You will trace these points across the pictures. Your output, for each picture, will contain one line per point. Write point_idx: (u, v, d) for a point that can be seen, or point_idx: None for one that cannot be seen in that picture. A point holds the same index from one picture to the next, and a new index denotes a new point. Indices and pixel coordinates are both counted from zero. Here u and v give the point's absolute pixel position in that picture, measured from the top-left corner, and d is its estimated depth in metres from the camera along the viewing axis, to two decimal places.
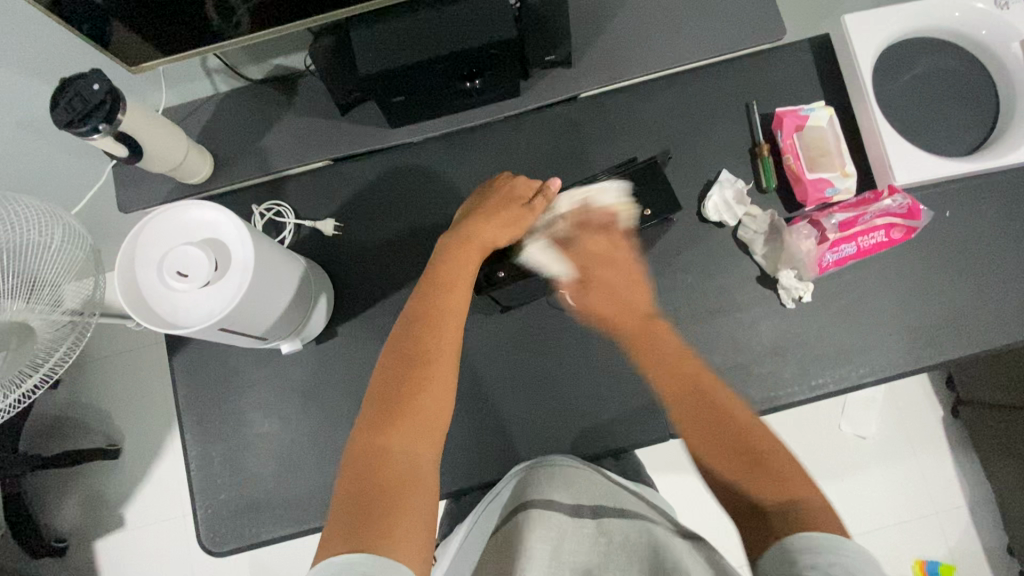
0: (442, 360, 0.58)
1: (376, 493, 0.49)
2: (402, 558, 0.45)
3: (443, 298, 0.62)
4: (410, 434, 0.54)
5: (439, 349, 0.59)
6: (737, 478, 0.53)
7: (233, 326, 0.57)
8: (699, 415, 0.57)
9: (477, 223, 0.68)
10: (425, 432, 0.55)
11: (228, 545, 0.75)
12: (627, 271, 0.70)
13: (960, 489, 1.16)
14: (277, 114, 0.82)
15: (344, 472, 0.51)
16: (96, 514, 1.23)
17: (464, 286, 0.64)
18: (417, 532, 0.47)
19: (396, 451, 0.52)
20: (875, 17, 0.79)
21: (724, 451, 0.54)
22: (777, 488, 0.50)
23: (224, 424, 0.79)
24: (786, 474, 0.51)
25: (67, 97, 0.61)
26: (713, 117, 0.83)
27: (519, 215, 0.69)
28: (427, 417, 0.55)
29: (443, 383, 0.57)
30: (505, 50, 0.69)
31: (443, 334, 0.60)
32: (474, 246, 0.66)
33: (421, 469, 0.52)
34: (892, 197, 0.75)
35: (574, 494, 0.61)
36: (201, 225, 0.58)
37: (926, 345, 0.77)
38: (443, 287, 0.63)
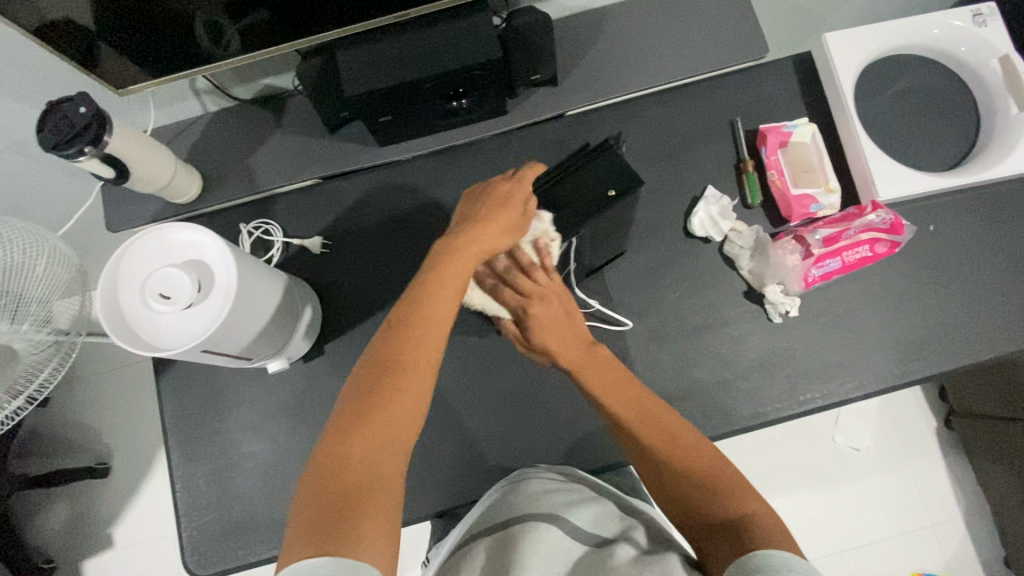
0: (420, 368, 0.55)
1: (336, 500, 0.47)
2: (365, 556, 0.44)
3: (428, 303, 0.58)
4: (376, 444, 0.51)
5: (419, 355, 0.55)
6: (694, 492, 0.52)
7: (216, 348, 0.57)
8: (659, 435, 0.57)
9: (480, 232, 0.64)
10: (395, 442, 0.52)
11: (213, 567, 0.74)
12: (563, 314, 0.68)
13: (956, 500, 1.16)
14: (266, 133, 0.83)
15: (307, 476, 0.49)
16: (85, 532, 1.22)
17: (455, 288, 0.60)
18: (381, 536, 0.46)
19: (359, 456, 0.50)
20: (857, 35, 0.80)
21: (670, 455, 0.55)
22: (706, 503, 0.51)
23: (209, 445, 0.78)
24: (725, 481, 0.52)
25: (54, 121, 0.61)
26: (699, 133, 0.84)
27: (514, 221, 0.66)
28: (397, 428, 0.52)
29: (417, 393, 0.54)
30: (490, 70, 0.70)
31: (427, 341, 0.56)
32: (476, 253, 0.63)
33: (389, 481, 0.50)
34: (876, 212, 0.75)
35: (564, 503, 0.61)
36: (185, 244, 0.58)
37: (913, 358, 0.77)
38: (433, 292, 0.58)
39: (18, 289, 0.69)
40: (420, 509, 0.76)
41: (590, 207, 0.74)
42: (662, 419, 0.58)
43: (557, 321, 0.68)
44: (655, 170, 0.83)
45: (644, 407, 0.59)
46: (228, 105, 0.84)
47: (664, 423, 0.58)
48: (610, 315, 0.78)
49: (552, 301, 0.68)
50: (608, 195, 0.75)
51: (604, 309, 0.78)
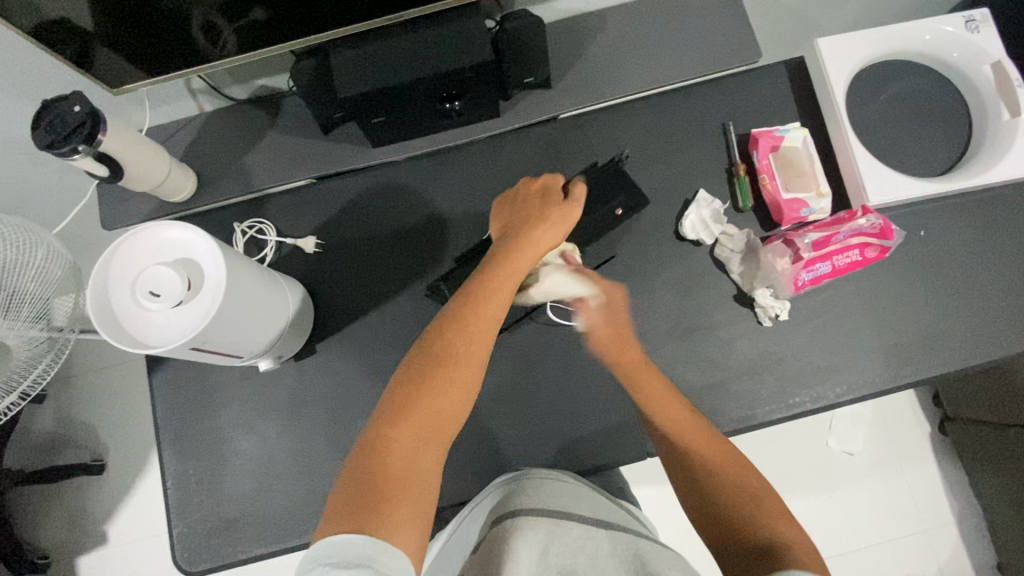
0: (466, 362, 0.56)
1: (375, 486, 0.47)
2: (400, 544, 0.45)
3: (481, 302, 0.59)
4: (418, 436, 0.52)
5: (468, 352, 0.56)
6: (742, 510, 0.54)
7: (204, 345, 0.58)
8: (712, 447, 0.59)
9: (534, 232, 0.66)
10: (438, 436, 0.53)
11: (203, 564, 0.75)
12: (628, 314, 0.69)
13: (949, 506, 1.16)
14: (260, 133, 0.83)
15: (349, 463, 0.50)
16: (79, 529, 1.23)
17: (511, 284, 0.61)
18: (415, 521, 0.47)
19: (403, 446, 0.51)
20: (848, 40, 0.80)
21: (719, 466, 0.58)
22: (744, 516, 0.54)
23: (201, 442, 0.79)
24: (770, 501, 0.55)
25: (49, 120, 0.62)
26: (691, 136, 0.84)
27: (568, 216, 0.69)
28: (442, 421, 0.53)
29: (461, 384, 0.55)
30: (482, 72, 0.71)
31: (476, 339, 0.57)
32: (535, 248, 0.65)
33: (426, 471, 0.51)
34: (867, 217, 0.76)
35: (559, 500, 0.61)
36: (176, 242, 0.58)
37: (903, 363, 0.77)
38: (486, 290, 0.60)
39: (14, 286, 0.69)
40: None
41: (599, 226, 0.80)
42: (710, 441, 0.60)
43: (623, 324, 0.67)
44: (647, 173, 0.83)
45: (683, 426, 0.60)
46: (223, 105, 0.85)
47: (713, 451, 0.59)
48: None
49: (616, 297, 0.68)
50: (615, 212, 0.81)
51: None
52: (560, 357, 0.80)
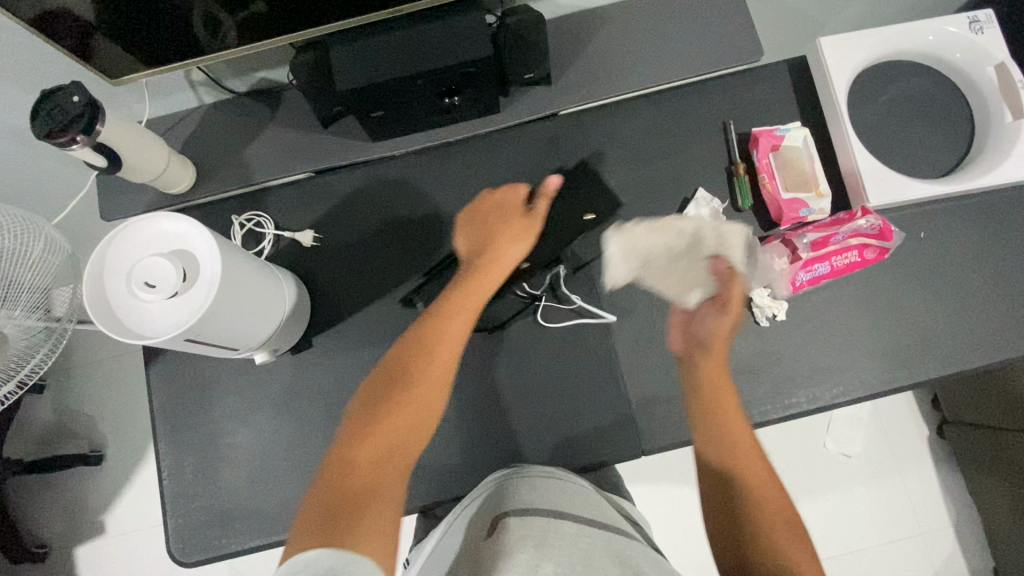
0: (432, 380, 0.59)
1: (341, 502, 0.47)
2: (365, 552, 0.43)
3: (443, 324, 0.63)
4: (381, 453, 0.52)
5: (426, 373, 0.59)
6: (779, 540, 0.53)
7: (200, 337, 0.58)
8: (768, 483, 0.58)
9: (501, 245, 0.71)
10: (401, 453, 0.53)
11: (198, 555, 0.75)
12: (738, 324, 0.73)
13: (946, 509, 1.15)
14: (260, 126, 0.83)
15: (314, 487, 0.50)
16: (77, 520, 1.23)
17: (471, 307, 0.66)
18: (382, 537, 0.46)
19: (365, 462, 0.51)
20: (851, 40, 0.80)
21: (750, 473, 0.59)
22: (758, 521, 0.55)
23: (197, 434, 0.79)
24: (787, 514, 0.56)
25: (48, 110, 0.62)
26: (691, 135, 0.84)
27: (528, 225, 0.73)
28: (403, 437, 0.54)
29: (425, 405, 0.57)
30: (482, 67, 0.71)
31: (437, 358, 0.61)
32: (502, 264, 0.70)
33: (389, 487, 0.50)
34: (865, 218, 0.75)
35: (553, 503, 0.60)
36: (173, 233, 0.58)
37: (901, 365, 0.77)
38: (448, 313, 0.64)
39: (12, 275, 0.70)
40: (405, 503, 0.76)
41: (568, 233, 0.82)
42: (749, 450, 0.61)
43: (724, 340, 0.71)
44: (647, 171, 0.83)
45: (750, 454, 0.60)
46: (223, 98, 0.85)
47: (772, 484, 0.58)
48: (592, 310, 0.79)
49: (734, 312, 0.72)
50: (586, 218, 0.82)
51: (587, 306, 0.80)
52: (557, 354, 0.80)
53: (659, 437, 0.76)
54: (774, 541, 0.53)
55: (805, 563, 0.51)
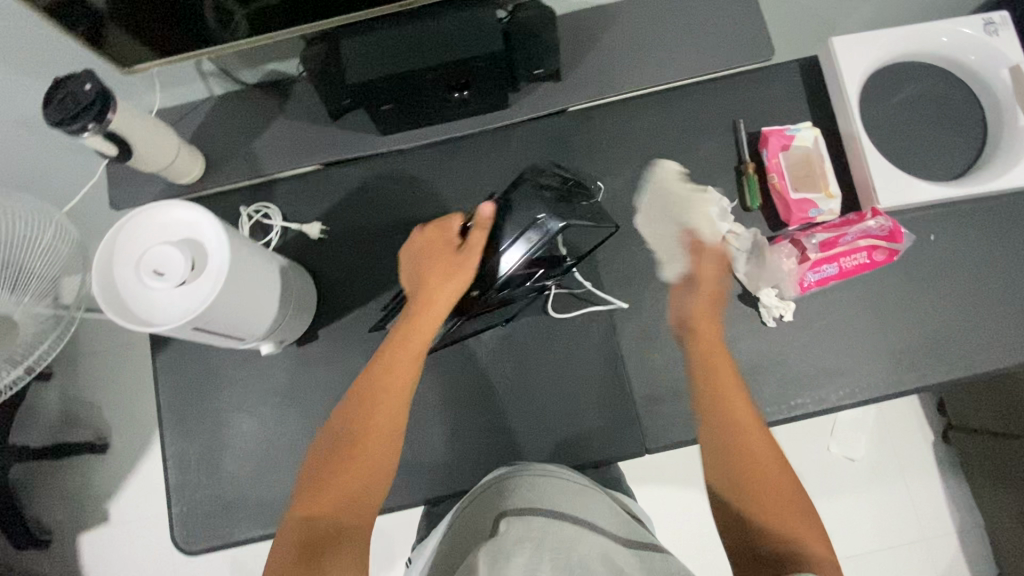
0: (380, 437, 0.61)
1: (309, 540, 0.54)
2: None
3: (390, 369, 0.64)
4: (343, 494, 0.58)
5: (374, 421, 0.62)
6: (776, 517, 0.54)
7: (208, 326, 0.58)
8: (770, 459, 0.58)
9: (432, 292, 0.66)
10: (361, 491, 0.59)
11: (202, 543, 0.75)
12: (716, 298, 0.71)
13: (950, 515, 1.15)
14: (270, 118, 0.83)
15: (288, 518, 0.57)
16: (81, 508, 1.24)
17: (411, 362, 0.65)
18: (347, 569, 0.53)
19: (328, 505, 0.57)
20: (864, 40, 0.79)
21: (750, 464, 0.58)
22: (771, 520, 0.54)
23: (202, 424, 0.79)
24: (799, 508, 0.55)
25: (60, 98, 0.62)
26: (701, 134, 0.83)
27: (461, 268, 0.65)
28: (361, 477, 0.59)
29: (378, 459, 0.60)
30: (492, 62, 0.71)
31: (382, 405, 0.62)
32: (434, 310, 0.66)
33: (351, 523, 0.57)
34: (875, 219, 0.74)
35: (548, 501, 0.59)
36: (183, 222, 0.59)
37: (908, 368, 0.76)
38: (394, 359, 0.64)
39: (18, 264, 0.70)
40: (408, 496, 0.77)
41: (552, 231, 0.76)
42: (755, 433, 0.60)
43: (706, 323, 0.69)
44: (656, 169, 0.83)
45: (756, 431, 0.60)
46: (233, 89, 0.85)
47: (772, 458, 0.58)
48: (606, 297, 0.80)
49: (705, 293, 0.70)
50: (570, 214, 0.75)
51: (600, 293, 0.80)
52: (561, 351, 0.80)
53: (663, 435, 0.76)
54: (778, 517, 0.54)
55: (807, 536, 0.53)
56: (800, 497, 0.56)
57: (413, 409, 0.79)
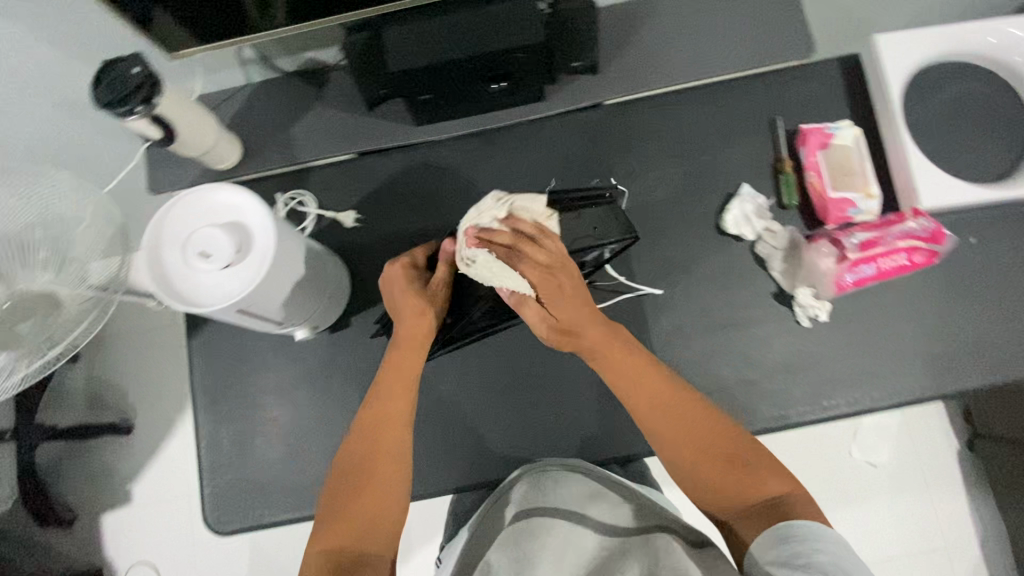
0: (391, 467, 0.62)
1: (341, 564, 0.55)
2: None
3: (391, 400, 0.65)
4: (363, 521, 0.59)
5: (385, 453, 0.63)
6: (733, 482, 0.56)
7: (251, 308, 0.59)
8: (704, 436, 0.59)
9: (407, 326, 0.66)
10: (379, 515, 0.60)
11: (233, 523, 0.77)
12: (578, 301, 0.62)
13: (973, 524, 1.13)
14: (306, 106, 0.84)
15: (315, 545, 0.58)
16: (106, 487, 1.26)
17: (405, 392, 0.65)
18: None
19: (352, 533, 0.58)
20: (906, 38, 0.78)
21: (686, 446, 0.58)
22: (727, 492, 0.56)
23: (233, 407, 0.80)
24: (753, 455, 0.57)
25: (109, 79, 0.63)
26: (738, 130, 0.83)
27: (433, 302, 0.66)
28: (379, 505, 0.60)
29: (393, 483, 0.61)
30: (532, 52, 0.70)
31: (388, 437, 0.63)
32: (415, 340, 0.66)
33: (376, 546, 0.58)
34: (915, 220, 0.74)
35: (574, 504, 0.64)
36: (225, 206, 0.59)
37: (944, 372, 0.75)
38: (396, 391, 0.65)
39: (66, 253, 0.70)
40: (435, 484, 0.77)
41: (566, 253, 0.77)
42: (685, 413, 0.60)
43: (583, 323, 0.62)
44: (691, 165, 0.82)
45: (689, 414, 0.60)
46: (271, 77, 0.86)
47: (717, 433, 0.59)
48: (637, 289, 0.79)
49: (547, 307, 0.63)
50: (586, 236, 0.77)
51: (631, 285, 0.79)
52: None
53: None
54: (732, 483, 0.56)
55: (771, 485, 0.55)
56: (743, 442, 0.58)
57: (440, 398, 0.80)
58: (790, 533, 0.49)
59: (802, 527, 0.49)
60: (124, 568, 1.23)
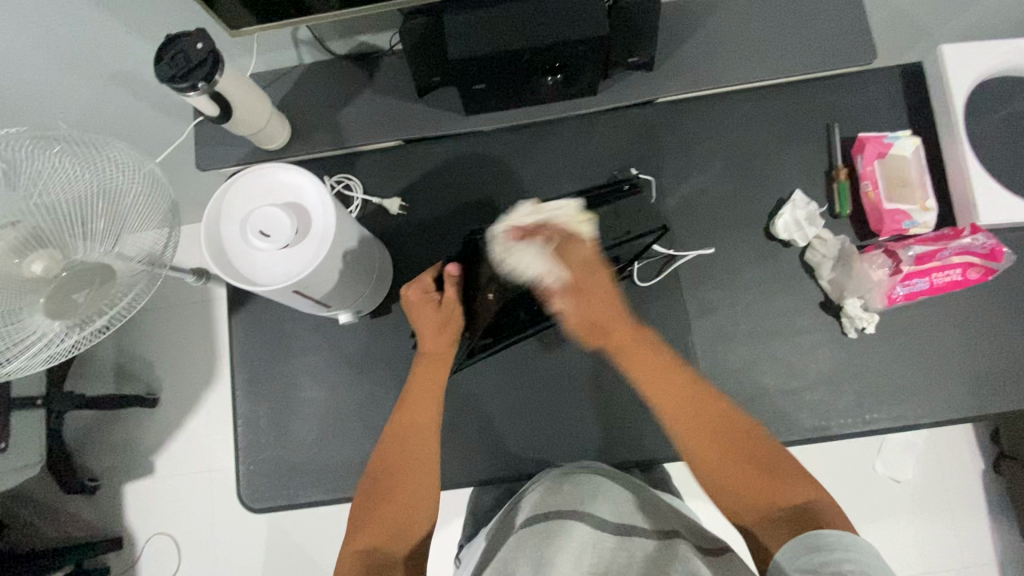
0: (419, 471, 0.65)
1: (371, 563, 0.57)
2: None
3: (420, 409, 0.68)
4: (388, 521, 0.61)
5: (416, 456, 0.65)
6: (764, 493, 0.55)
7: (306, 290, 0.59)
8: (718, 446, 0.59)
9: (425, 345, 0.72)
10: (407, 517, 0.61)
11: (266, 502, 0.77)
12: (607, 293, 0.69)
13: (995, 547, 1.12)
14: (357, 90, 0.83)
15: (348, 544, 0.60)
16: (130, 458, 1.28)
17: (434, 396, 0.69)
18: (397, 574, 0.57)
19: (378, 532, 0.60)
20: (973, 50, 0.76)
21: (709, 450, 0.59)
22: (754, 500, 0.55)
23: (272, 387, 0.81)
24: (777, 471, 0.56)
25: (172, 54, 0.63)
26: (792, 136, 0.81)
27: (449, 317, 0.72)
28: (408, 505, 0.62)
29: (422, 486, 0.64)
30: (591, 47, 0.68)
31: (421, 441, 0.66)
32: (438, 353, 0.72)
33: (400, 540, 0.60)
34: (974, 236, 0.72)
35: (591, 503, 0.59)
36: (288, 186, 0.60)
37: (992, 392, 0.74)
38: (425, 398, 0.69)
39: (120, 233, 0.68)
40: (468, 474, 0.77)
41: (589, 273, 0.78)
42: (700, 414, 0.61)
43: (603, 309, 0.69)
44: (742, 169, 0.81)
45: (718, 418, 0.60)
46: (323, 59, 0.85)
47: (739, 437, 0.59)
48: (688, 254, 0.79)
49: (588, 299, 0.69)
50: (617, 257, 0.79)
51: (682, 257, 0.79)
52: None
53: None
54: (760, 500, 0.55)
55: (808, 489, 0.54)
56: (764, 448, 0.58)
57: (476, 391, 0.79)
58: (818, 547, 0.47)
59: (836, 537, 0.47)
60: (145, 538, 1.25)
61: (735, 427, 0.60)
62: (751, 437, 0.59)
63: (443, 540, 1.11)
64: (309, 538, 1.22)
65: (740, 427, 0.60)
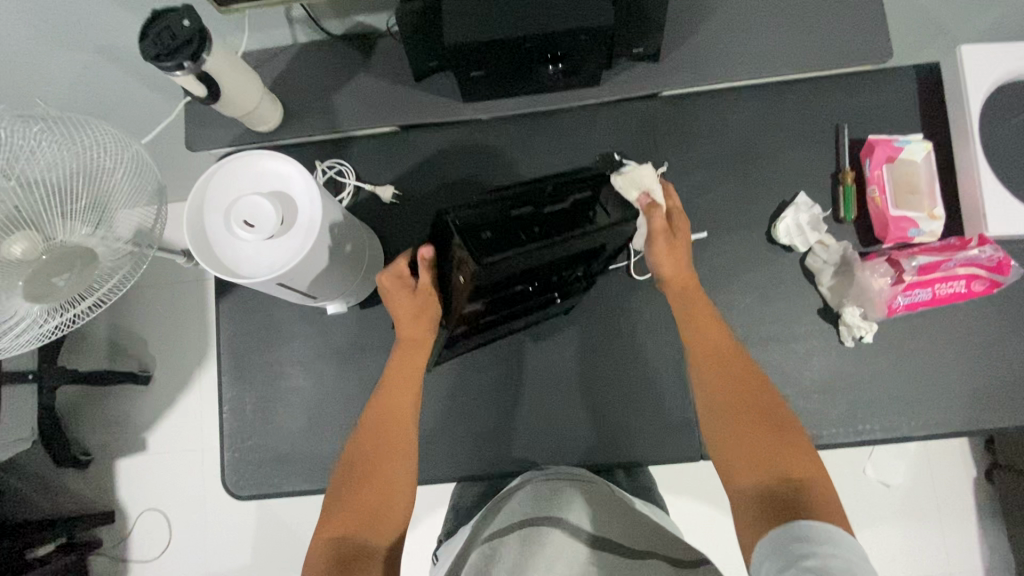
0: (395, 460, 0.64)
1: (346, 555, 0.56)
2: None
3: (398, 399, 0.67)
4: (365, 511, 0.60)
5: (393, 447, 0.64)
6: (772, 465, 0.54)
7: (291, 281, 0.58)
8: (735, 408, 0.59)
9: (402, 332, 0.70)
10: (382, 509, 0.60)
11: (251, 489, 0.77)
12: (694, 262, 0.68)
13: (981, 553, 1.12)
14: (352, 72, 0.80)
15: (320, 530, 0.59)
16: (122, 434, 1.28)
17: (411, 391, 0.68)
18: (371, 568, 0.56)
19: (353, 520, 0.59)
20: (993, 52, 0.73)
21: (728, 410, 0.59)
22: (759, 467, 0.54)
23: (259, 375, 0.80)
24: (791, 440, 0.56)
25: (157, 31, 0.60)
26: (800, 136, 0.79)
27: (424, 308, 0.69)
28: (386, 497, 0.61)
29: (397, 474, 0.63)
30: (595, 38, 0.65)
31: (395, 430, 0.65)
32: (416, 344, 0.70)
33: (381, 527, 0.60)
34: (981, 247, 0.70)
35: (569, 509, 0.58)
36: (275, 175, 0.58)
37: (989, 407, 0.72)
38: (404, 386, 0.68)
39: (105, 215, 0.67)
40: (454, 469, 0.77)
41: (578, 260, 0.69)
42: (739, 374, 0.61)
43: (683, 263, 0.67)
44: (746, 169, 0.79)
45: (747, 379, 0.61)
46: (318, 39, 0.82)
47: (765, 409, 0.58)
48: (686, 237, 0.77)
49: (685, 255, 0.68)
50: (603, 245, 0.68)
51: None
52: (624, 346, 0.78)
53: None
54: (764, 468, 0.54)
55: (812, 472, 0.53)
56: (782, 417, 0.58)
57: (464, 386, 0.78)
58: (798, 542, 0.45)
59: (821, 531, 0.45)
60: (136, 514, 1.26)
61: (759, 401, 0.59)
62: (773, 411, 0.58)
63: (431, 526, 1.12)
64: (299, 519, 1.23)
65: (759, 392, 0.60)
